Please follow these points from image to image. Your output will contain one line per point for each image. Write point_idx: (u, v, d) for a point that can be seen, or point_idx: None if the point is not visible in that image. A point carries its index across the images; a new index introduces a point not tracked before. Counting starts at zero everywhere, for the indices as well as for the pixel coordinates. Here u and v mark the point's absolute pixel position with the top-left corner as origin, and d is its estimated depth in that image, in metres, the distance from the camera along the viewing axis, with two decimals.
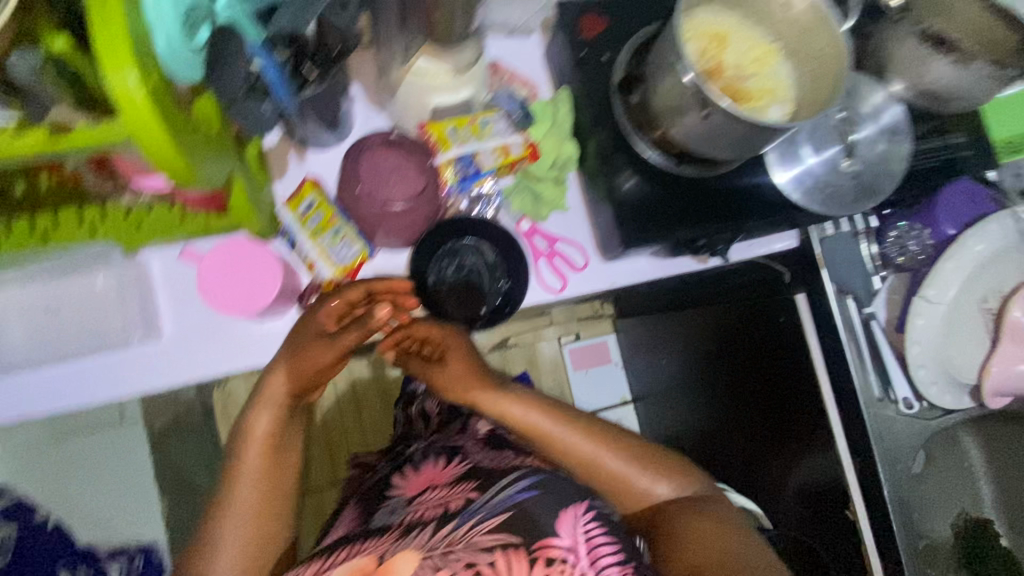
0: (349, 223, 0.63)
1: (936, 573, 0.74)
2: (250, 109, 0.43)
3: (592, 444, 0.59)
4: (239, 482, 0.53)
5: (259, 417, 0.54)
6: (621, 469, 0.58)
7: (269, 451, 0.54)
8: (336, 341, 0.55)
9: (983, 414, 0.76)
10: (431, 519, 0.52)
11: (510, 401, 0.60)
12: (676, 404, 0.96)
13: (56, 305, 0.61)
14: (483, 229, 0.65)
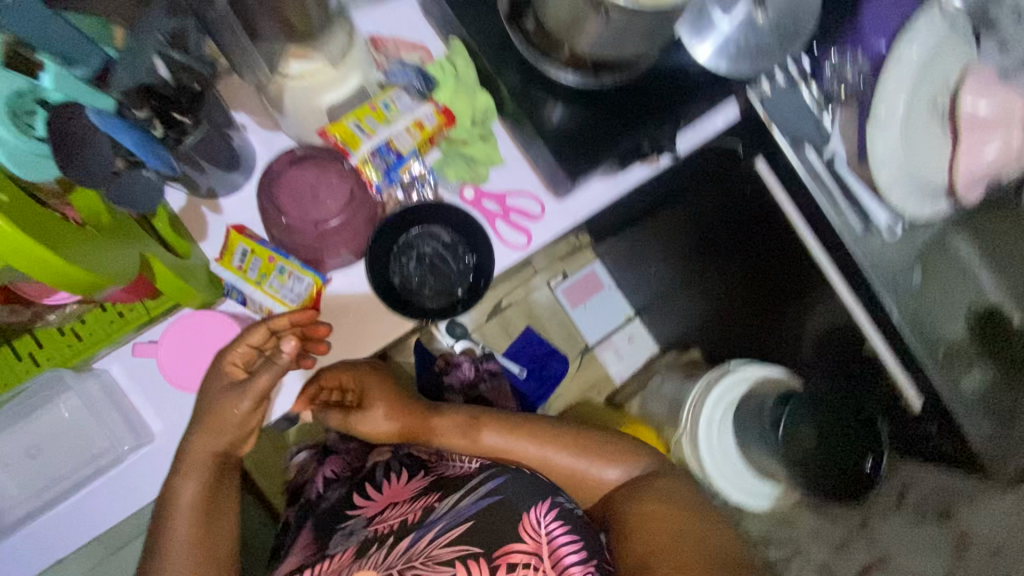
0: (289, 258, 0.64)
1: (965, 370, 0.87)
2: (134, 182, 0.48)
3: (548, 448, 0.76)
4: (173, 541, 0.60)
5: (192, 477, 0.61)
6: (573, 463, 0.76)
7: (202, 504, 0.61)
8: (247, 389, 0.60)
9: (965, 216, 0.89)
10: (388, 534, 0.67)
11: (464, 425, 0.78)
12: (690, 286, 1.21)
13: (38, 445, 0.63)
14: (433, 216, 0.68)
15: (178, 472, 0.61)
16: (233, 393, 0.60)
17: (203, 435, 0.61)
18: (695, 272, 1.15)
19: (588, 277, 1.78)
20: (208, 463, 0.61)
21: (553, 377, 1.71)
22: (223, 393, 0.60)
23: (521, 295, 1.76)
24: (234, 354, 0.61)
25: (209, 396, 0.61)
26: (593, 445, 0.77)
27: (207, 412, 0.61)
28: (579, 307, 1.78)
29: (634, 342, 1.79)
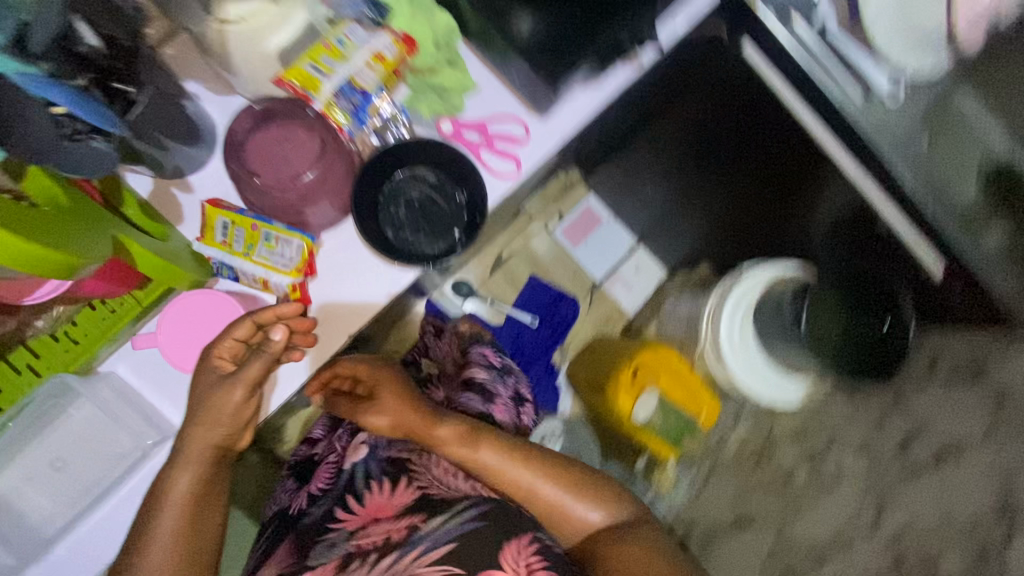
0: (273, 223, 0.60)
1: (988, 235, 0.80)
2: (82, 152, 0.47)
3: (541, 481, 0.72)
4: (153, 541, 0.57)
5: (183, 468, 0.59)
6: (555, 503, 0.72)
7: (192, 496, 0.59)
8: (238, 379, 0.59)
9: (965, 67, 0.80)
10: (375, 549, 0.63)
11: (466, 444, 0.72)
12: (692, 203, 1.17)
13: (61, 458, 0.62)
14: (414, 157, 0.64)
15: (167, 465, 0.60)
16: (223, 389, 0.59)
17: (197, 426, 0.59)
18: (695, 186, 1.12)
19: (584, 213, 1.74)
20: (202, 455, 0.60)
21: (566, 319, 1.70)
22: (214, 386, 0.59)
23: (521, 243, 1.73)
24: (221, 346, 0.59)
25: (199, 390, 0.59)
26: (580, 483, 0.74)
27: (200, 405, 0.59)
28: (581, 245, 1.74)
29: (642, 271, 1.76)
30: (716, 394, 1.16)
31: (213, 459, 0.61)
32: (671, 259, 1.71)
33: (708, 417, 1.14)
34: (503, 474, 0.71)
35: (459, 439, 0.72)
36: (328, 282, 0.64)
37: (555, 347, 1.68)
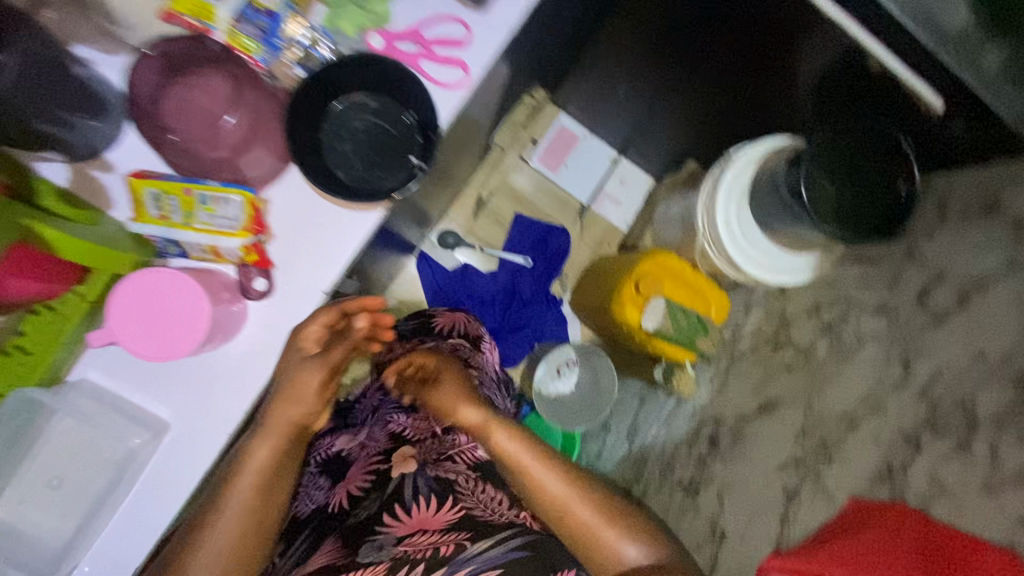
0: (205, 183, 0.54)
1: (990, 50, 0.76)
2: None
3: (577, 502, 0.75)
4: (218, 518, 0.57)
5: (263, 443, 0.59)
6: (588, 531, 0.74)
7: (262, 479, 0.59)
8: (328, 361, 0.59)
9: None
10: (423, 559, 0.67)
11: (501, 437, 0.80)
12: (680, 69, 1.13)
13: (57, 475, 0.59)
14: (346, 83, 0.57)
15: (238, 447, 0.59)
16: (312, 369, 0.59)
17: (283, 406, 0.60)
18: (683, 47, 1.07)
19: (558, 134, 1.65)
20: (281, 428, 0.60)
21: (560, 250, 1.65)
22: (301, 367, 0.59)
23: (499, 181, 1.66)
24: (307, 326, 0.58)
25: (287, 365, 0.59)
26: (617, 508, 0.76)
27: (285, 384, 0.59)
28: (561, 169, 1.67)
29: (629, 183, 1.69)
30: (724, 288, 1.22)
31: (292, 443, 0.61)
32: (656, 164, 1.63)
33: (721, 312, 1.20)
34: (535, 480, 0.76)
35: (495, 430, 0.80)
36: (286, 239, 0.58)
37: (554, 280, 1.64)
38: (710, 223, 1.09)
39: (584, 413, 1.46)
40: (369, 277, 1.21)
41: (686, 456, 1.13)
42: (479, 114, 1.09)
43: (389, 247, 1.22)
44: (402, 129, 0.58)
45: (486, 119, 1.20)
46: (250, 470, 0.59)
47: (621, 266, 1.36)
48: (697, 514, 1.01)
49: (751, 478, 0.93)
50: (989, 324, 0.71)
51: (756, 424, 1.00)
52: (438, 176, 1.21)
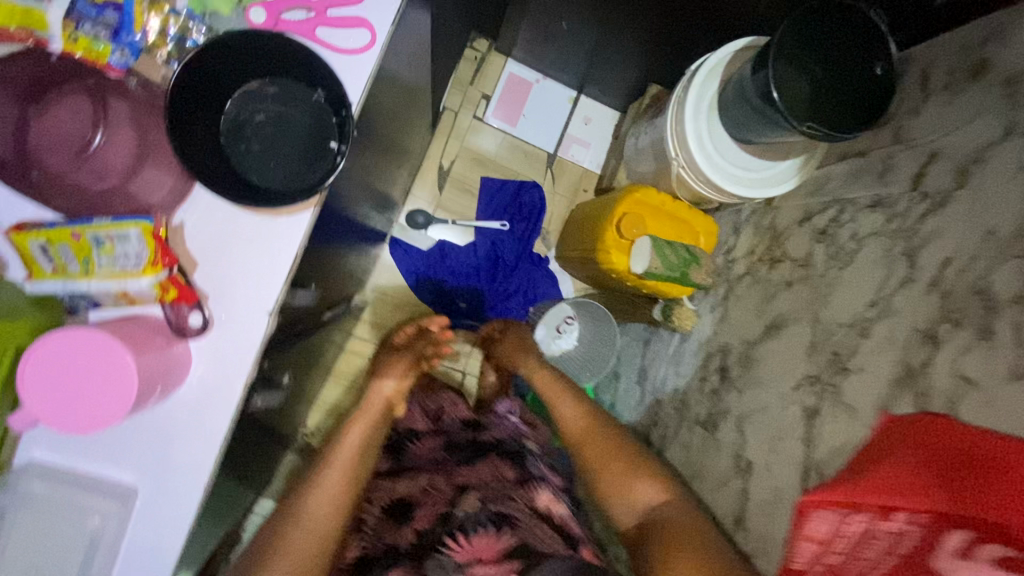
0: (94, 221, 0.48)
1: None
2: None
3: (614, 454, 0.84)
4: (320, 483, 0.75)
5: (360, 421, 0.85)
6: (613, 454, 0.84)
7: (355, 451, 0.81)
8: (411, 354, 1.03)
9: None
10: None
11: (562, 399, 0.94)
12: None
13: (32, 566, 0.54)
14: (235, 73, 0.51)
15: (347, 420, 0.85)
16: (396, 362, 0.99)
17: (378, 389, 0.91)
18: None
19: (510, 84, 1.56)
20: (376, 408, 0.89)
21: (535, 207, 1.57)
22: (393, 361, 1.00)
23: (458, 147, 1.57)
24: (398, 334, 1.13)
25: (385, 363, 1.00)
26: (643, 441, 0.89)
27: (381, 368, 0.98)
28: (521, 122, 1.58)
29: (594, 123, 1.60)
30: (703, 211, 1.19)
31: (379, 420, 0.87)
32: (618, 97, 1.54)
33: (707, 238, 1.18)
34: (585, 434, 0.87)
35: (563, 389, 0.95)
36: (212, 265, 0.52)
37: (535, 239, 1.58)
38: (676, 146, 1.04)
39: (603, 359, 1.44)
40: (340, 276, 1.15)
41: (700, 392, 1.09)
42: (415, 78, 1.00)
43: (355, 240, 1.15)
44: (312, 116, 0.53)
45: (426, 80, 1.11)
46: (340, 456, 0.79)
47: (602, 209, 1.28)
48: (720, 449, 0.98)
49: (767, 405, 0.90)
50: (994, 199, 0.65)
51: (764, 346, 0.96)
52: (389, 153, 1.12)
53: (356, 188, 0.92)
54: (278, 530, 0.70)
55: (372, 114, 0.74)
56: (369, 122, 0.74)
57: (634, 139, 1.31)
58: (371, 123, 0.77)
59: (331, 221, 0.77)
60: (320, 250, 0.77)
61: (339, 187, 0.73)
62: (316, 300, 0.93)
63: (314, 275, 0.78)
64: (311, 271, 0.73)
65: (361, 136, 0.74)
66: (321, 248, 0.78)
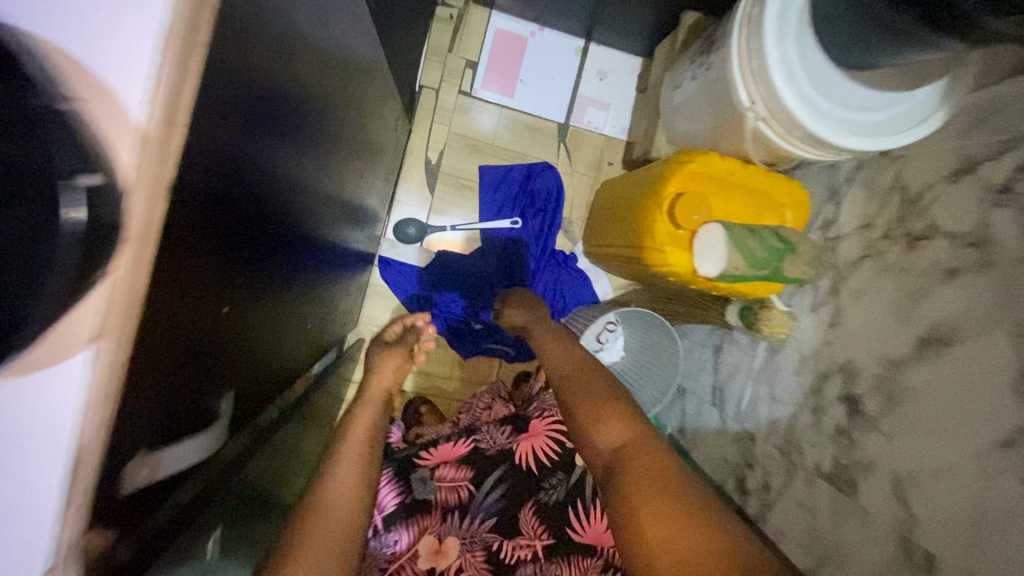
0: None
1: None
2: None
3: (590, 385, 0.77)
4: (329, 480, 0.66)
5: (362, 415, 0.80)
6: (592, 390, 0.75)
7: (361, 452, 0.73)
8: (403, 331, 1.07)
9: None
10: None
11: (556, 345, 0.89)
12: None
13: None
14: None
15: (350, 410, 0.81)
16: (392, 350, 0.99)
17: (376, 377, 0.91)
18: None
19: (499, 45, 1.24)
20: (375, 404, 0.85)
21: (551, 193, 1.26)
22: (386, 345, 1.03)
23: (446, 133, 1.26)
24: (387, 328, 1.09)
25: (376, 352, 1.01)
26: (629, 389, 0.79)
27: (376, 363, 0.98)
28: (519, 90, 1.26)
29: (611, 78, 1.27)
30: (785, 175, 0.86)
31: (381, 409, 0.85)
32: (640, 39, 1.20)
33: (796, 212, 0.86)
34: (569, 374, 0.81)
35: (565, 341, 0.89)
36: None
37: (557, 233, 1.27)
38: (749, 89, 0.70)
39: (667, 360, 1.13)
40: (310, 333, 0.87)
41: (816, 428, 0.79)
42: (354, 47, 0.69)
43: (322, 283, 0.86)
44: None
45: (377, 49, 0.80)
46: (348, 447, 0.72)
47: (641, 189, 0.96)
48: (868, 521, 0.68)
49: (948, 466, 0.59)
50: None
51: (920, 370, 0.64)
52: (347, 160, 0.83)
53: (295, 227, 0.63)
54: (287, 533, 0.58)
55: (276, 116, 0.44)
56: (274, 134, 0.44)
57: (670, 88, 0.97)
58: (284, 134, 0.47)
59: (244, 301, 0.48)
60: (233, 348, 0.49)
61: (239, 249, 0.43)
62: (257, 399, 0.64)
63: (231, 383, 0.50)
64: (208, 393, 0.44)
65: (268, 160, 0.44)
66: (235, 344, 0.49)
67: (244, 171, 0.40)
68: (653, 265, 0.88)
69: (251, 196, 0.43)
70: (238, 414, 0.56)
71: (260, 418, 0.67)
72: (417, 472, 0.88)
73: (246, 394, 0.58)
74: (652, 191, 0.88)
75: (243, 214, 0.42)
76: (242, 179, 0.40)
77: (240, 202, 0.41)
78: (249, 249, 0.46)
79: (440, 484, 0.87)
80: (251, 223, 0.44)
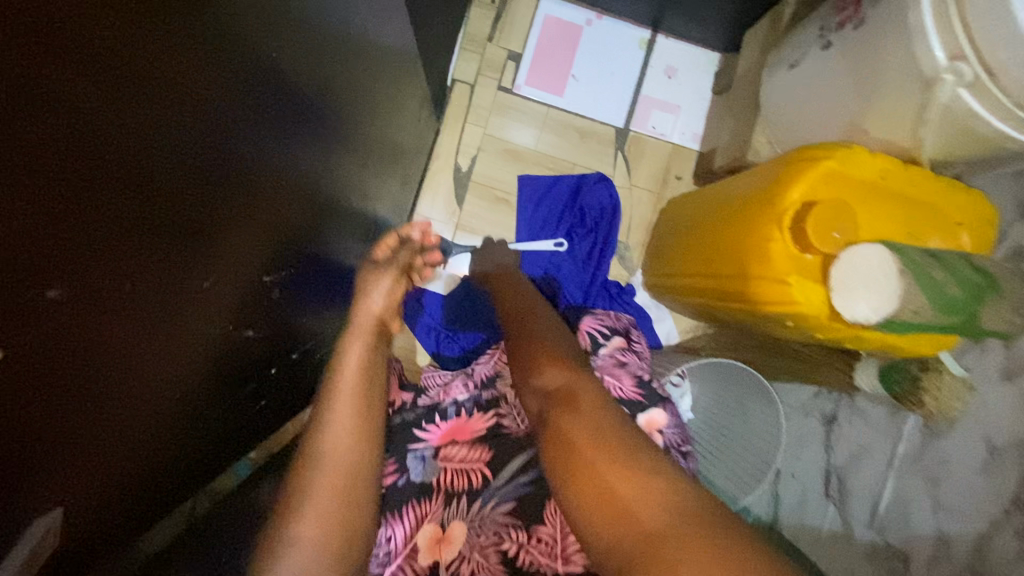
0: None
1: None
2: None
3: (532, 333, 0.63)
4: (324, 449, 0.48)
5: (352, 344, 0.57)
6: (531, 338, 0.61)
7: (363, 403, 0.52)
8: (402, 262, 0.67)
9: None
10: None
11: (526, 294, 0.74)
12: None
13: None
14: None
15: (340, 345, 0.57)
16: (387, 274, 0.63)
17: (364, 298, 0.61)
18: None
19: (548, 35, 1.04)
20: (367, 329, 0.59)
21: (605, 211, 1.03)
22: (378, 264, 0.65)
23: (480, 136, 1.04)
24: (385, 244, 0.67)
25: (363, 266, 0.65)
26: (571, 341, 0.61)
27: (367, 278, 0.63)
28: (570, 87, 1.05)
29: (680, 75, 1.05)
30: (961, 182, 0.61)
31: (382, 342, 0.59)
32: (720, 29, 0.98)
33: (975, 233, 0.60)
34: (515, 318, 0.68)
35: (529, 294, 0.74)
36: None
37: (610, 259, 1.03)
38: (953, 35, 0.47)
39: (760, 438, 0.82)
40: (290, 384, 0.63)
41: None
42: (379, 27, 0.49)
43: (313, 319, 0.64)
44: None
45: (410, 34, 0.61)
46: (344, 397, 0.52)
47: (732, 199, 0.71)
48: None
49: None
50: None
51: None
52: (355, 168, 0.61)
53: (258, 241, 0.40)
54: (280, 518, 0.45)
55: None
56: (154, 40, 0.23)
57: (775, 70, 0.73)
58: (187, 50, 0.25)
59: (94, 348, 0.26)
60: (63, 434, 0.26)
61: (49, 254, 0.21)
62: (152, 495, 0.41)
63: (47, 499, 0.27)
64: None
65: (133, 92, 0.22)
66: (69, 430, 0.27)
67: (30, 93, 0.18)
68: (758, 303, 0.63)
69: (69, 152, 0.21)
70: (86, 531, 0.33)
71: (150, 520, 0.43)
72: (415, 449, 0.60)
73: (119, 491, 0.35)
74: (760, 201, 0.63)
75: (51, 183, 0.20)
76: (19, 113, 0.18)
77: (29, 162, 0.19)
78: (90, 256, 0.24)
79: (445, 467, 0.58)
80: (89, 204, 0.22)
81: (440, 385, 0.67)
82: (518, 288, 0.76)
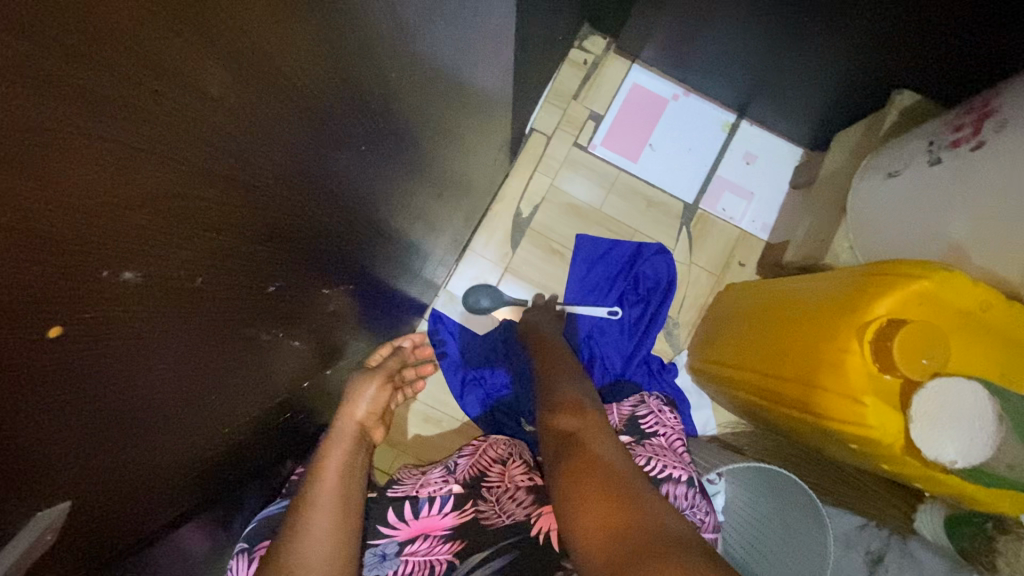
0: None
1: None
2: None
3: (575, 402, 0.61)
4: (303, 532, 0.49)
5: (333, 450, 0.60)
6: (573, 406, 0.60)
7: (340, 495, 0.55)
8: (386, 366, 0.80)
9: None
10: None
11: (565, 360, 0.75)
12: None
13: None
14: None
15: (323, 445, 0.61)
16: (371, 375, 0.72)
17: (350, 405, 0.66)
18: None
19: (632, 102, 1.05)
20: (349, 435, 0.63)
21: (660, 282, 1.00)
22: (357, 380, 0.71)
23: (547, 186, 1.04)
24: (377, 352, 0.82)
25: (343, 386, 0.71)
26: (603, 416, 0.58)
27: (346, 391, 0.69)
28: (645, 155, 1.05)
29: (759, 163, 1.04)
30: None
31: (359, 443, 0.63)
32: (809, 127, 0.97)
33: None
34: (557, 385, 0.66)
35: (566, 360, 0.75)
36: None
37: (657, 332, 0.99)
38: None
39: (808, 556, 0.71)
40: (314, 398, 0.61)
41: None
42: (486, 68, 0.49)
43: (354, 336, 0.62)
44: None
45: (510, 81, 0.62)
46: (325, 490, 0.55)
47: (804, 300, 0.66)
48: None
49: None
50: None
51: None
52: (427, 198, 0.61)
53: (325, 247, 0.39)
54: None
55: None
56: (278, 21, 0.22)
57: (871, 176, 0.71)
58: (309, 45, 0.24)
59: (146, 328, 0.25)
60: (63, 403, 0.23)
61: (102, 209, 0.19)
62: (163, 495, 0.39)
63: (25, 473, 0.24)
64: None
65: (253, 78, 0.22)
66: (68, 400, 0.24)
67: (167, 71, 0.18)
68: (821, 417, 0.58)
69: (164, 120, 0.19)
70: (66, 522, 0.30)
71: (150, 514, 0.40)
72: (376, 546, 0.60)
73: (134, 478, 0.34)
74: (834, 307, 0.58)
75: (138, 148, 0.19)
76: (158, 92, 0.18)
77: (120, 122, 0.18)
78: (158, 229, 0.22)
79: (408, 561, 0.58)
80: (163, 173, 0.21)
81: (414, 480, 0.68)
82: (557, 353, 0.77)
